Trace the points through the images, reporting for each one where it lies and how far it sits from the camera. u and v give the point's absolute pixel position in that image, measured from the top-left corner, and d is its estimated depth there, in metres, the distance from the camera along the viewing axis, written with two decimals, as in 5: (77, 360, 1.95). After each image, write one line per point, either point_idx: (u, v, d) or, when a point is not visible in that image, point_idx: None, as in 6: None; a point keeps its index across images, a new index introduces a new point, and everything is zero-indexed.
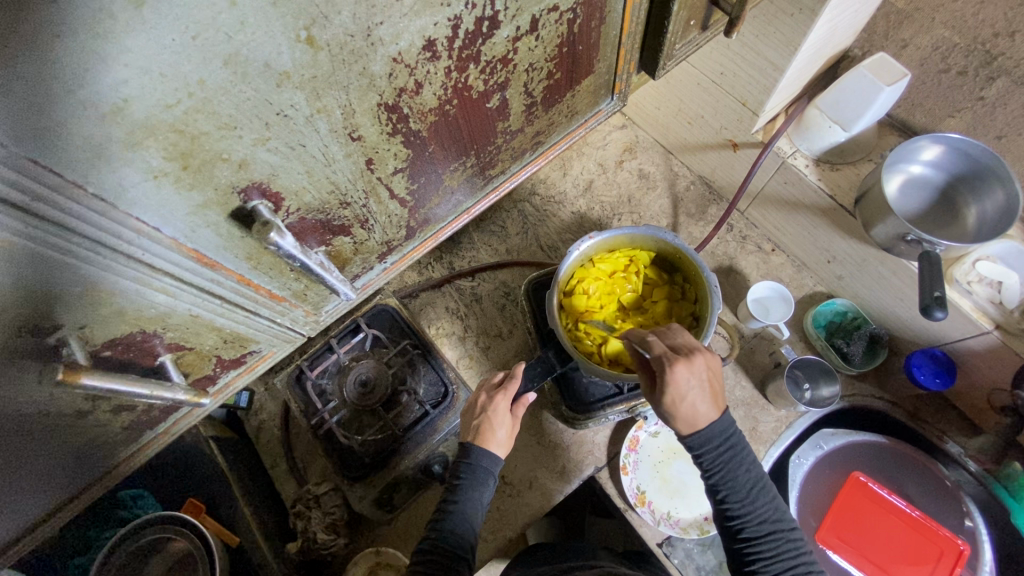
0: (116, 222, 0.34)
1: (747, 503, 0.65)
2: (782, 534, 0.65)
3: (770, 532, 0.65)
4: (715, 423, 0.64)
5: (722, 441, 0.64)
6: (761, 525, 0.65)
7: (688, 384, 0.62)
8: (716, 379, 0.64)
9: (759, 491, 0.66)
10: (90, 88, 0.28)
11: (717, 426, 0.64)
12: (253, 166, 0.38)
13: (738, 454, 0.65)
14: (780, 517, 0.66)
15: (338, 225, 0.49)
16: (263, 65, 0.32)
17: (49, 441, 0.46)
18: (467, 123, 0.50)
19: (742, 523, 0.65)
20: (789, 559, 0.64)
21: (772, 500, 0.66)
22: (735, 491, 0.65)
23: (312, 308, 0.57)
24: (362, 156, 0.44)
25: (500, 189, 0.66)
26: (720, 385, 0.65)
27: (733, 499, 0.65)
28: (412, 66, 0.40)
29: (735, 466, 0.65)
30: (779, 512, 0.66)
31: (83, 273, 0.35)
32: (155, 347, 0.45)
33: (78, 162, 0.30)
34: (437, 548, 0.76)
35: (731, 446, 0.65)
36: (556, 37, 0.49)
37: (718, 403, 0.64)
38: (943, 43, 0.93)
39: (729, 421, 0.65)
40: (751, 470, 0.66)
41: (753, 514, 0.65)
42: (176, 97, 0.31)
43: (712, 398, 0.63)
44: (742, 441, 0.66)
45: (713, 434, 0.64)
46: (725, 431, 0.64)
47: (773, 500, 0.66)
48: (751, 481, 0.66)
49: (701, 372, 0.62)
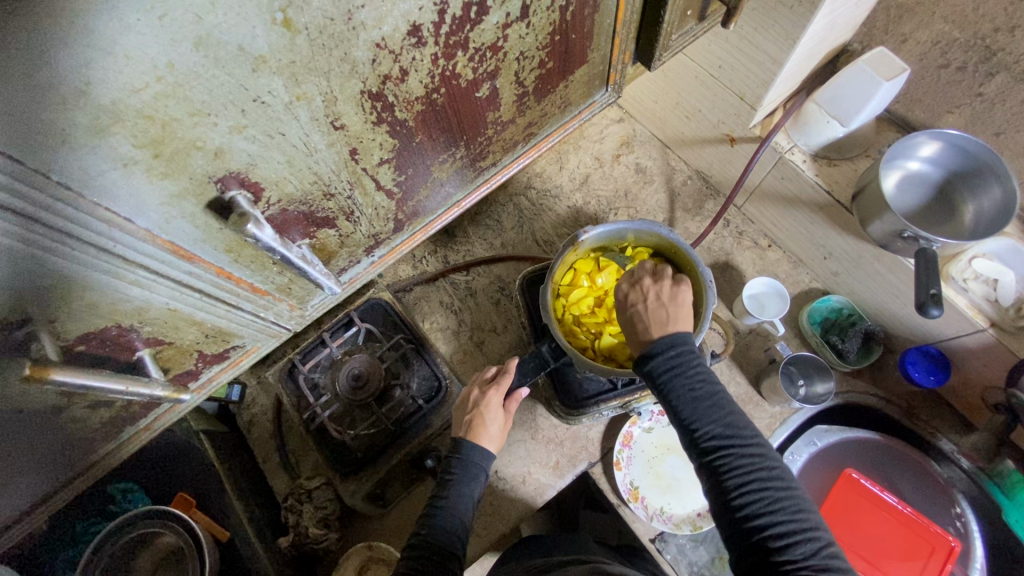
0: (84, 212, 0.32)
1: (696, 417, 0.60)
2: (741, 450, 0.58)
3: (725, 448, 0.58)
4: (661, 338, 0.64)
5: (663, 356, 0.62)
6: (715, 440, 0.59)
7: (631, 300, 0.68)
8: (666, 301, 0.66)
9: (711, 405, 0.60)
10: (50, 71, 0.26)
11: (658, 340, 0.63)
12: (230, 155, 0.36)
13: (685, 367, 0.61)
14: (739, 433, 0.59)
15: (322, 217, 0.48)
16: (237, 49, 0.31)
17: (25, 437, 0.45)
18: (457, 112, 0.49)
19: (696, 440, 0.60)
20: (747, 475, 0.57)
21: (729, 415, 0.60)
22: (681, 405, 0.61)
23: (297, 301, 0.56)
24: (346, 146, 0.43)
25: (492, 180, 0.64)
26: (682, 309, 0.66)
27: (683, 416, 0.61)
28: (396, 52, 0.38)
29: (678, 379, 0.61)
30: (739, 428, 0.59)
31: (51, 265, 0.34)
32: (132, 342, 0.44)
33: (40, 148, 0.28)
34: (425, 543, 0.73)
35: (677, 359, 0.62)
36: (547, 25, 0.47)
37: (669, 323, 0.65)
38: (943, 38, 0.89)
39: (678, 336, 0.63)
40: (702, 384, 0.61)
41: (705, 429, 0.59)
42: (144, 81, 0.29)
43: (656, 316, 0.65)
44: (691, 356, 0.62)
45: (656, 348, 0.63)
46: (670, 347, 0.62)
47: (732, 416, 0.60)
48: (700, 394, 0.60)
49: (644, 292, 0.68)
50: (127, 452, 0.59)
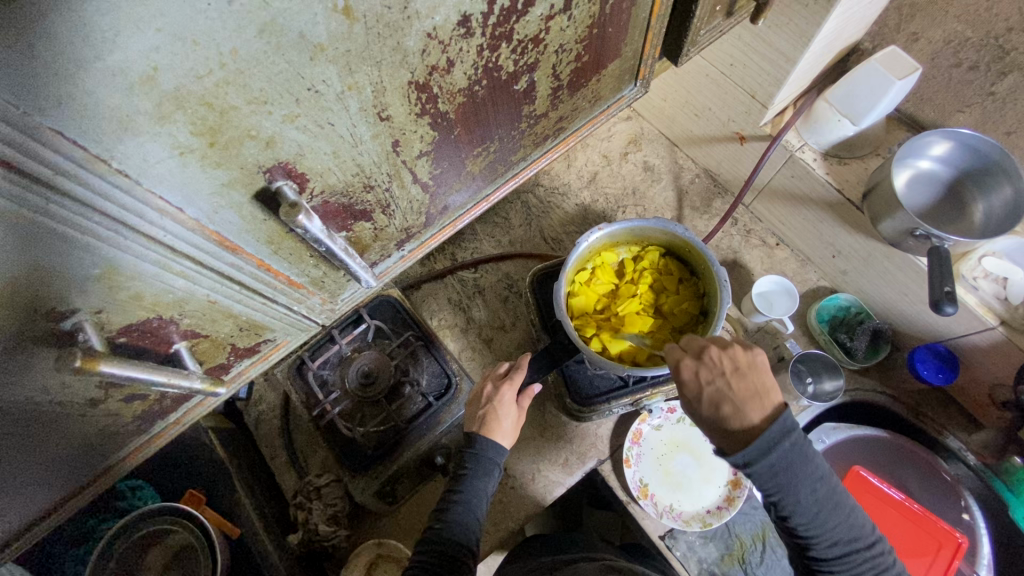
0: (139, 199, 0.32)
1: (814, 523, 0.60)
2: (854, 545, 0.61)
3: (838, 546, 0.61)
4: (767, 430, 0.57)
5: (780, 461, 0.57)
6: (829, 541, 0.61)
7: (703, 378, 0.62)
8: (747, 372, 0.61)
9: (828, 509, 0.60)
10: (119, 54, 0.26)
11: (768, 432, 0.57)
12: (280, 145, 0.36)
13: (801, 473, 0.58)
14: (852, 528, 0.61)
15: (360, 210, 0.48)
16: (298, 36, 0.31)
17: (58, 427, 0.44)
18: (495, 105, 0.49)
19: (808, 537, 0.61)
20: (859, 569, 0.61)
21: (845, 513, 0.61)
22: (799, 513, 0.59)
23: (328, 295, 0.56)
24: (389, 137, 0.43)
25: (521, 175, 0.64)
26: (767, 379, 0.61)
27: (795, 516, 0.60)
28: (445, 43, 0.38)
29: (798, 488, 0.58)
30: (851, 522, 0.61)
31: (102, 254, 0.34)
32: (170, 334, 0.44)
33: (103, 134, 0.28)
34: (441, 539, 0.74)
35: (793, 463, 0.58)
36: (587, 18, 0.47)
37: (762, 399, 0.59)
38: (955, 37, 0.90)
39: (785, 424, 0.58)
40: (821, 488, 0.59)
41: (824, 534, 0.60)
42: (208, 68, 0.29)
43: (745, 395, 0.59)
44: (808, 459, 0.59)
45: (767, 450, 0.57)
46: (782, 448, 0.57)
47: (840, 507, 0.61)
48: (817, 498, 0.59)
49: (714, 365, 0.62)
50: (154, 448, 0.58)
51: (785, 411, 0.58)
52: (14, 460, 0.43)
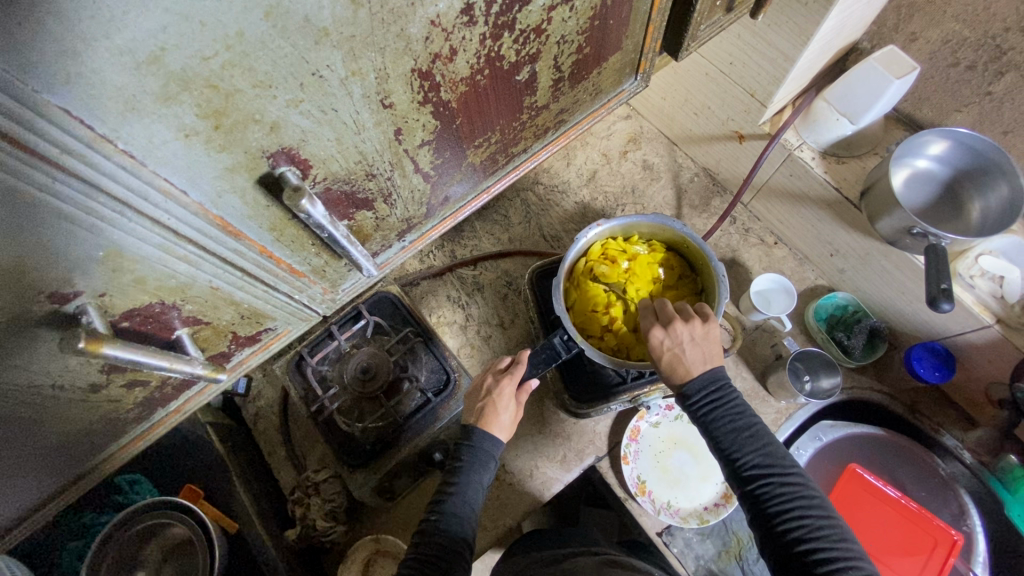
0: (144, 180, 0.33)
1: (737, 448, 0.63)
2: (782, 480, 0.61)
3: (766, 477, 0.61)
4: (697, 377, 0.66)
5: (700, 388, 0.66)
6: (754, 468, 0.62)
7: (664, 343, 0.69)
8: (702, 341, 0.68)
9: (751, 437, 0.64)
10: (128, 34, 0.27)
11: (697, 383, 0.66)
12: (284, 130, 0.37)
13: (720, 399, 0.66)
14: (778, 462, 0.62)
15: (362, 199, 0.48)
16: (303, 20, 0.31)
17: (60, 411, 0.45)
18: (496, 95, 0.49)
19: (739, 471, 0.63)
20: (791, 503, 0.59)
21: (768, 446, 0.63)
22: (722, 437, 0.64)
23: (330, 285, 0.56)
24: (392, 126, 0.43)
25: (522, 167, 0.64)
26: (715, 348, 0.68)
27: (722, 443, 0.64)
28: (448, 30, 0.39)
29: (716, 410, 0.65)
30: (780, 459, 0.63)
31: (108, 237, 0.34)
32: (172, 321, 0.44)
33: (110, 113, 0.29)
34: (436, 531, 0.74)
35: (714, 391, 0.66)
36: (589, 9, 0.48)
37: (707, 363, 0.67)
38: (953, 37, 0.90)
39: (713, 373, 0.67)
40: (739, 417, 0.65)
41: (751, 462, 0.62)
42: (214, 49, 0.30)
43: (693, 358, 0.67)
44: (728, 389, 0.66)
45: (691, 382, 0.66)
46: (705, 381, 0.66)
47: (770, 447, 0.63)
48: (738, 425, 0.64)
49: (676, 333, 0.69)
50: (156, 435, 0.58)
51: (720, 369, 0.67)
52: (14, 436, 0.43)
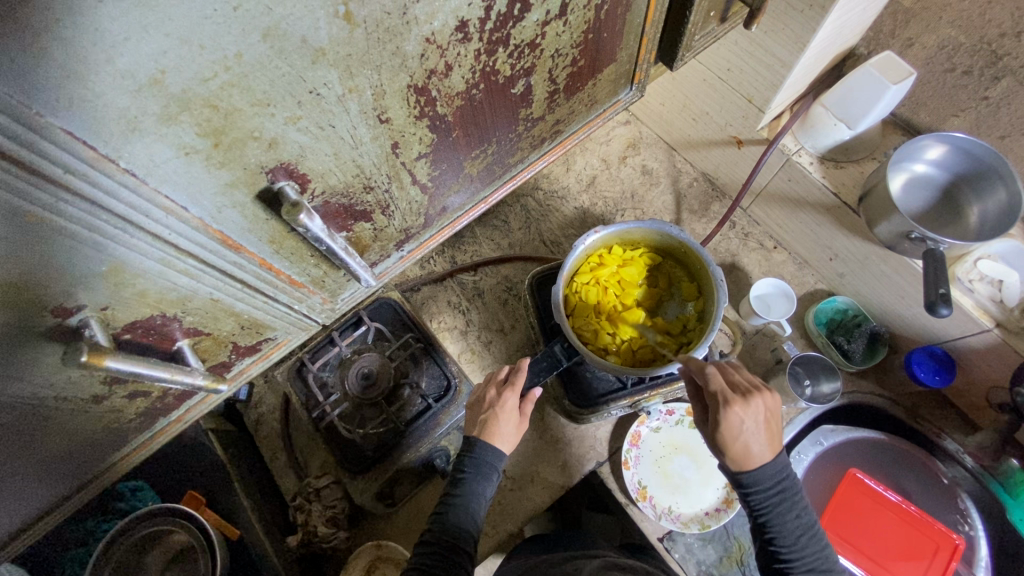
0: (145, 198, 0.34)
1: (797, 548, 0.63)
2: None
3: None
4: (768, 464, 0.62)
5: (773, 486, 0.62)
6: (807, 571, 0.63)
7: (744, 423, 0.61)
8: (772, 418, 0.63)
9: (810, 538, 0.63)
10: (129, 58, 0.27)
11: (769, 466, 0.62)
12: (283, 146, 0.37)
13: (791, 497, 0.63)
14: (827, 565, 0.63)
15: (360, 211, 0.49)
16: (301, 41, 0.32)
17: (60, 422, 0.45)
18: (492, 108, 0.50)
19: (789, 567, 0.63)
20: None
21: (822, 549, 0.64)
22: (786, 534, 0.63)
23: (329, 295, 0.57)
24: (389, 139, 0.44)
25: (518, 177, 0.65)
26: (778, 429, 0.64)
27: (781, 541, 0.63)
28: (443, 47, 0.40)
29: (786, 509, 0.63)
30: (828, 560, 0.64)
31: (110, 253, 0.35)
32: (173, 332, 0.45)
33: (112, 135, 0.30)
34: (438, 540, 0.74)
35: (785, 490, 0.63)
36: (582, 23, 0.48)
37: (774, 447, 0.63)
38: (950, 43, 0.92)
39: (783, 461, 0.63)
40: (803, 516, 0.64)
41: (804, 562, 0.63)
42: (214, 71, 0.30)
43: (767, 439, 0.62)
44: (795, 486, 0.64)
45: (764, 472, 0.62)
46: (778, 472, 0.62)
47: (823, 548, 0.64)
48: (802, 527, 0.63)
49: (756, 411, 0.62)
50: (158, 446, 0.59)
51: (780, 455, 0.64)
52: (14, 447, 0.43)
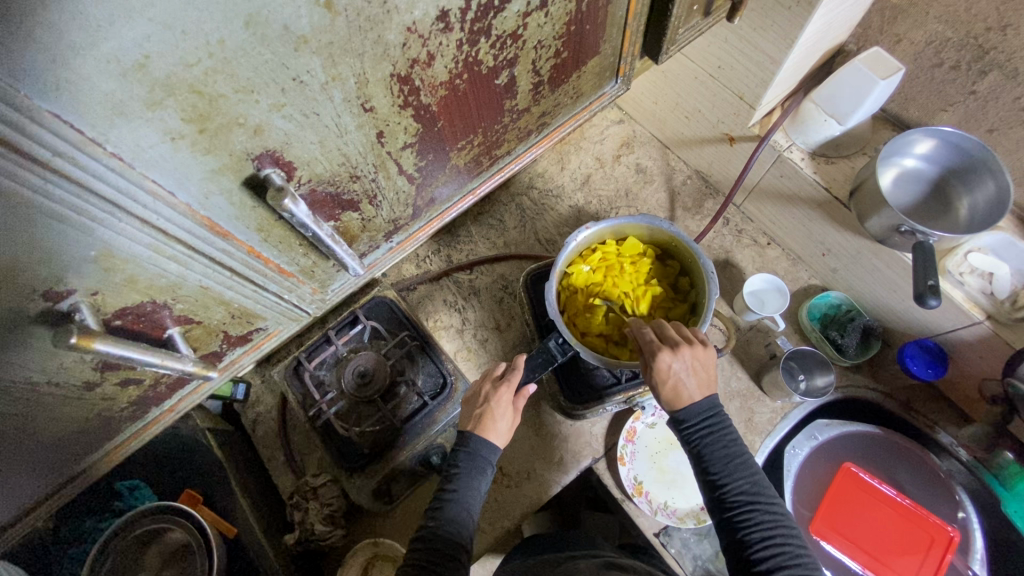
0: (132, 182, 0.35)
1: (728, 473, 0.63)
2: (767, 508, 0.61)
3: (749, 503, 0.62)
4: (697, 401, 0.66)
5: (700, 416, 0.66)
6: (741, 495, 0.62)
7: (673, 367, 0.66)
8: (705, 365, 0.67)
9: (741, 464, 0.64)
10: (114, 44, 0.28)
11: (699, 404, 0.66)
12: (268, 133, 0.38)
13: (718, 426, 0.66)
14: (763, 492, 0.63)
15: (347, 200, 0.50)
16: (282, 28, 0.33)
17: (53, 408, 0.46)
18: (476, 99, 0.51)
19: (724, 495, 0.63)
20: (772, 530, 0.60)
21: (755, 476, 0.64)
22: (715, 459, 0.64)
23: (319, 285, 0.58)
24: (374, 129, 0.45)
25: (506, 170, 0.66)
26: (711, 374, 0.67)
27: (712, 467, 0.64)
28: (425, 37, 0.41)
29: (712, 434, 0.65)
30: (765, 489, 0.63)
31: (99, 237, 0.36)
32: (163, 319, 0.45)
33: (98, 118, 0.31)
34: (435, 536, 0.75)
35: (712, 418, 0.66)
36: (564, 15, 0.49)
37: (706, 389, 0.67)
38: (937, 38, 0.91)
39: (714, 399, 0.66)
40: (733, 445, 0.65)
41: (736, 485, 0.63)
42: (197, 57, 0.31)
43: (696, 381, 0.66)
44: (724, 419, 0.66)
45: (692, 408, 0.66)
46: (707, 407, 0.66)
47: (758, 478, 0.64)
48: (731, 452, 0.64)
49: (685, 357, 0.66)
50: (150, 436, 0.59)
51: (713, 395, 0.67)
52: (7, 432, 0.44)
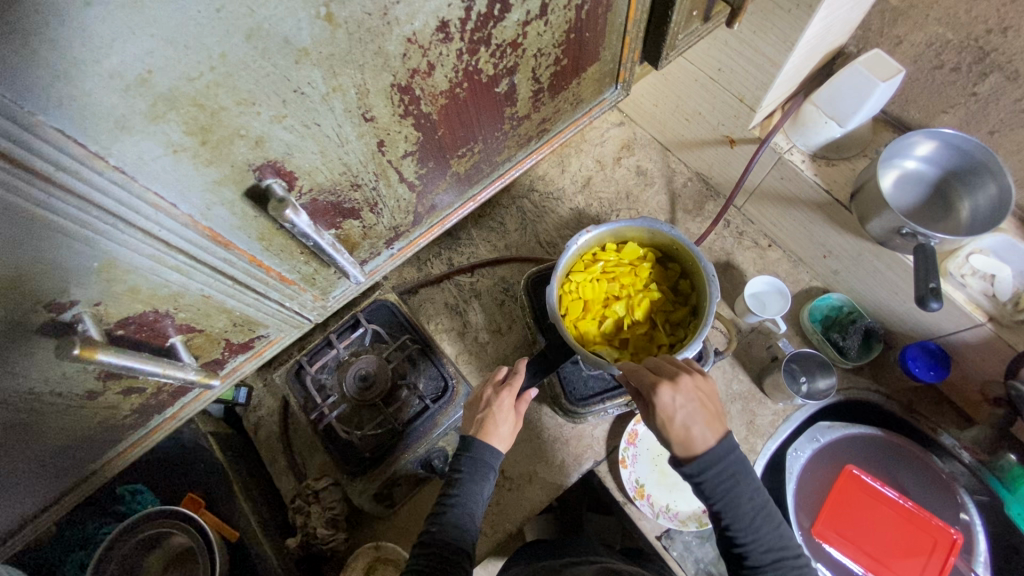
0: (134, 194, 0.35)
1: (753, 532, 0.63)
2: (792, 564, 0.63)
3: (774, 560, 0.63)
4: (711, 445, 0.62)
5: (721, 467, 0.61)
6: (765, 554, 0.63)
7: (677, 403, 0.62)
8: (710, 399, 0.64)
9: (764, 519, 0.63)
10: (116, 59, 0.29)
11: (714, 447, 0.61)
12: (269, 144, 0.39)
13: (741, 480, 0.63)
14: (784, 543, 0.64)
15: (348, 208, 0.50)
16: (283, 41, 0.33)
17: (56, 417, 0.46)
18: (476, 107, 0.51)
19: (747, 552, 0.63)
20: None
21: (779, 529, 0.64)
22: (740, 520, 0.63)
23: (320, 292, 0.58)
24: (374, 138, 0.45)
25: (506, 175, 0.66)
26: (718, 410, 0.64)
27: (737, 527, 0.63)
28: (425, 47, 0.41)
29: (738, 494, 0.62)
30: (786, 539, 0.64)
31: (101, 248, 0.36)
32: (166, 328, 0.46)
33: (101, 132, 0.31)
34: (436, 540, 0.75)
35: (735, 472, 0.62)
36: (563, 23, 0.50)
37: (718, 426, 0.62)
38: (938, 40, 0.90)
39: (729, 441, 0.62)
40: (756, 498, 0.63)
41: (761, 543, 0.63)
42: (199, 71, 0.32)
43: (707, 418, 0.62)
44: (745, 467, 0.63)
45: (707, 454, 0.61)
46: (723, 452, 0.62)
47: (779, 527, 0.64)
48: (756, 510, 0.63)
49: (687, 390, 0.63)
50: (153, 443, 0.60)
51: (726, 435, 0.63)
52: (10, 441, 0.44)
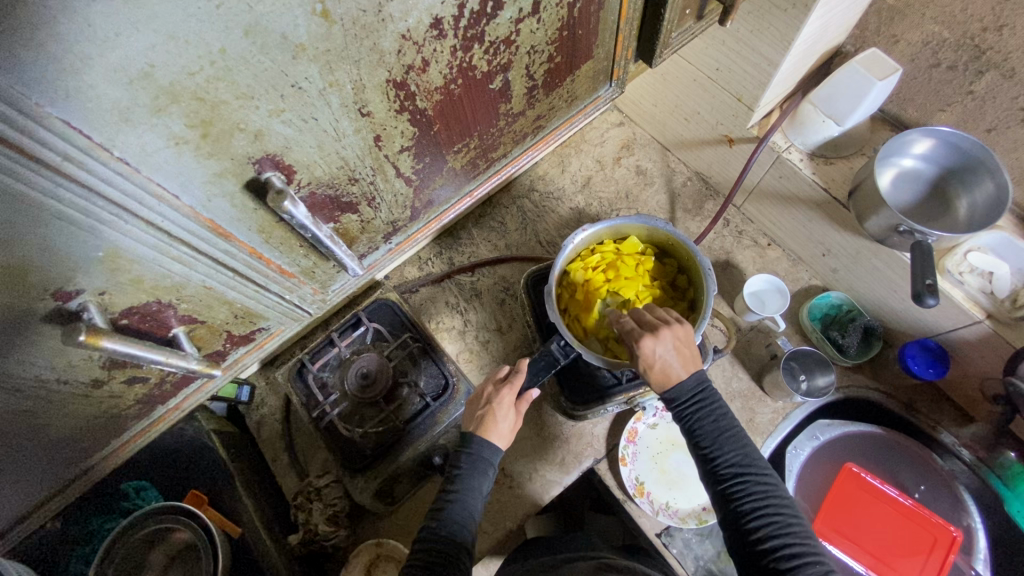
0: (137, 185, 0.36)
1: (718, 447, 0.64)
2: (759, 479, 0.62)
3: (741, 475, 0.62)
4: (686, 380, 0.66)
5: (689, 391, 0.66)
6: (732, 467, 0.63)
7: (657, 352, 0.65)
8: (686, 342, 0.67)
9: (731, 437, 0.64)
10: (120, 54, 0.30)
11: (687, 382, 0.66)
12: (268, 137, 0.40)
13: (707, 401, 0.66)
14: (753, 462, 0.63)
15: (346, 202, 0.51)
16: (281, 37, 0.35)
17: (62, 406, 0.48)
18: (471, 103, 0.52)
19: (715, 467, 0.63)
20: (763, 500, 0.60)
21: (746, 448, 0.64)
22: (705, 434, 0.65)
23: (320, 286, 0.59)
24: (371, 133, 0.46)
25: (503, 171, 0.68)
26: (692, 350, 0.68)
27: (703, 442, 0.64)
28: (419, 43, 0.42)
29: (702, 409, 0.65)
30: (756, 459, 0.64)
31: (106, 238, 0.37)
32: (168, 319, 0.47)
33: (106, 125, 0.32)
34: (437, 537, 0.75)
35: (700, 393, 0.66)
36: (556, 21, 0.51)
37: (691, 365, 0.67)
38: (934, 38, 0.92)
39: (699, 375, 0.67)
40: (723, 418, 0.65)
41: (727, 457, 0.63)
42: (199, 65, 0.33)
43: (683, 361, 0.66)
44: (713, 392, 0.66)
45: (681, 387, 0.66)
46: (694, 384, 0.66)
47: (749, 449, 0.64)
48: (721, 426, 0.65)
49: (667, 339, 0.66)
50: (156, 434, 0.61)
51: (697, 370, 0.67)
52: (18, 427, 0.46)
